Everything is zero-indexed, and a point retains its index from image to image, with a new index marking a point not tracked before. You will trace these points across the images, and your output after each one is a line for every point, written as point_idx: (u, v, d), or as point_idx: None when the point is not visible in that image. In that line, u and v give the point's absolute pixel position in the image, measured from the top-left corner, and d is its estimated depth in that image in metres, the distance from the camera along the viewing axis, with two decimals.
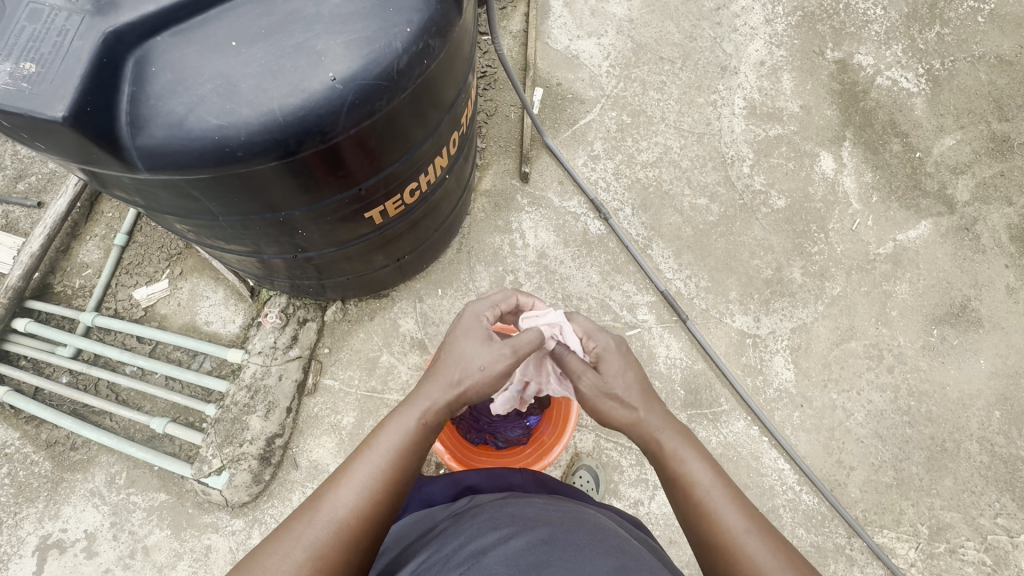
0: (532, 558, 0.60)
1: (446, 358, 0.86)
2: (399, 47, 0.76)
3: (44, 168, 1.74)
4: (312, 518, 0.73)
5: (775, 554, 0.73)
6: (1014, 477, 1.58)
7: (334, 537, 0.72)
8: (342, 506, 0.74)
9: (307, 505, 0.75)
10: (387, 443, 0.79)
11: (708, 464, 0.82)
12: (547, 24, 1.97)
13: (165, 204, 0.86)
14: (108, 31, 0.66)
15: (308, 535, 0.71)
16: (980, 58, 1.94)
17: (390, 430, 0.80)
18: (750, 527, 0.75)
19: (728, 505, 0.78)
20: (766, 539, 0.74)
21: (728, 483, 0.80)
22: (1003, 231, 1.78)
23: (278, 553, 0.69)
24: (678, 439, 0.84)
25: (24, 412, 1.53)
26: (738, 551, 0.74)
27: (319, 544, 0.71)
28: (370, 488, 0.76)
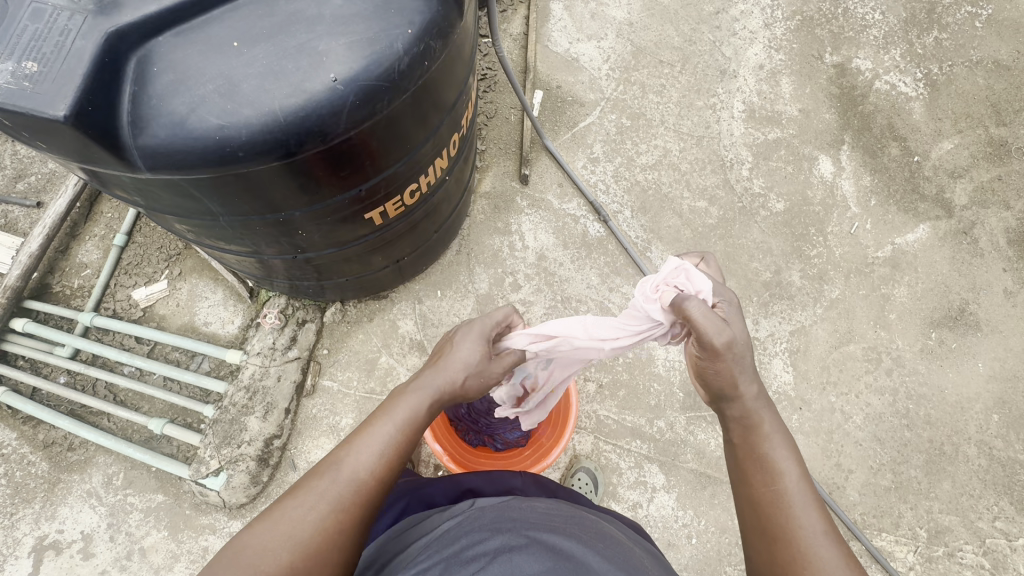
0: (538, 564, 0.60)
1: (448, 353, 0.88)
2: (400, 49, 0.76)
3: (43, 168, 1.74)
4: (335, 475, 0.73)
5: (844, 562, 0.71)
6: (1012, 481, 1.58)
7: (355, 494, 0.72)
8: (364, 466, 0.74)
9: (328, 461, 0.74)
10: (406, 409, 0.81)
11: (796, 457, 0.79)
12: (547, 27, 1.97)
13: (165, 204, 0.86)
14: (110, 30, 0.66)
15: (332, 490, 0.71)
16: (978, 63, 1.95)
17: (406, 400, 0.82)
18: (827, 531, 0.73)
19: (808, 503, 0.75)
20: (839, 547, 0.72)
21: (810, 481, 0.77)
22: (1001, 235, 1.78)
23: (303, 505, 0.70)
24: (772, 423, 0.81)
25: (22, 412, 1.53)
26: (808, 549, 0.72)
27: (341, 500, 0.71)
28: (390, 452, 0.77)
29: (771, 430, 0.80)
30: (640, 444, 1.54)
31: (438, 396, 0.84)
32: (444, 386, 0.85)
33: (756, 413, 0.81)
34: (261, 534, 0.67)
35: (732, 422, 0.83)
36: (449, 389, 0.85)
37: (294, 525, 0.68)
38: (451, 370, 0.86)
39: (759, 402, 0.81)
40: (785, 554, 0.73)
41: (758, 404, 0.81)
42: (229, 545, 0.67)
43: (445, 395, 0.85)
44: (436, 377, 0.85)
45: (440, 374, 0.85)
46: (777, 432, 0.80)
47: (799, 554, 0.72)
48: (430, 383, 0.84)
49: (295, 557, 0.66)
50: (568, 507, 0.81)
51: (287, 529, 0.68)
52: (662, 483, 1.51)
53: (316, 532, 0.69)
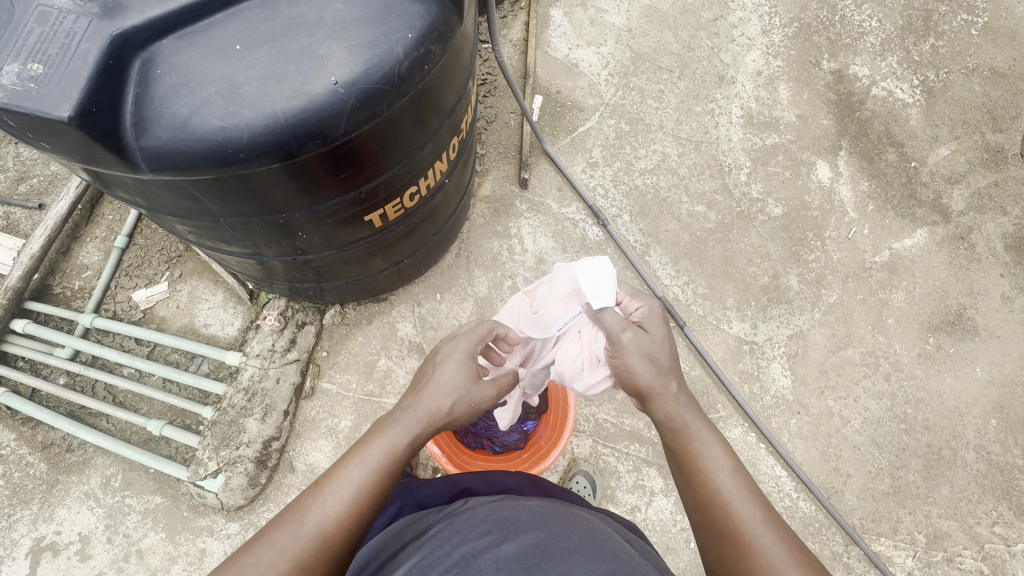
0: (527, 565, 0.60)
1: (430, 383, 0.85)
2: (400, 52, 0.77)
3: (46, 170, 1.75)
4: (296, 528, 0.71)
5: (789, 549, 0.71)
6: (1011, 486, 1.58)
7: (318, 549, 0.70)
8: (326, 518, 0.72)
9: (293, 510, 0.72)
10: (378, 452, 0.77)
11: (726, 451, 0.78)
12: (547, 33, 1.99)
13: (166, 205, 0.87)
14: (115, 33, 0.67)
15: (291, 546, 0.70)
16: (974, 70, 1.97)
17: (383, 440, 0.78)
18: (767, 520, 0.73)
19: (745, 496, 0.75)
20: (781, 533, 0.73)
21: (742, 470, 0.77)
22: (998, 241, 1.79)
23: (261, 562, 0.68)
24: (696, 422, 0.81)
25: (21, 413, 1.53)
26: (750, 540, 0.72)
27: (301, 556, 0.69)
28: (357, 501, 0.74)
29: (696, 427, 0.80)
30: (639, 447, 1.54)
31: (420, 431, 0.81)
32: (428, 420, 0.82)
33: (676, 413, 0.81)
34: None
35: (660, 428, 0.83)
36: (432, 421, 0.82)
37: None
38: (436, 400, 0.83)
39: (681, 401, 0.82)
40: (728, 550, 0.73)
41: (680, 404, 0.82)
42: None
43: (428, 430, 0.82)
44: (413, 413, 0.82)
45: (421, 406, 0.82)
46: (704, 427, 0.81)
47: (744, 549, 0.72)
48: (408, 420, 0.81)
49: None
50: (560, 506, 0.81)
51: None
52: (660, 487, 1.51)
53: None
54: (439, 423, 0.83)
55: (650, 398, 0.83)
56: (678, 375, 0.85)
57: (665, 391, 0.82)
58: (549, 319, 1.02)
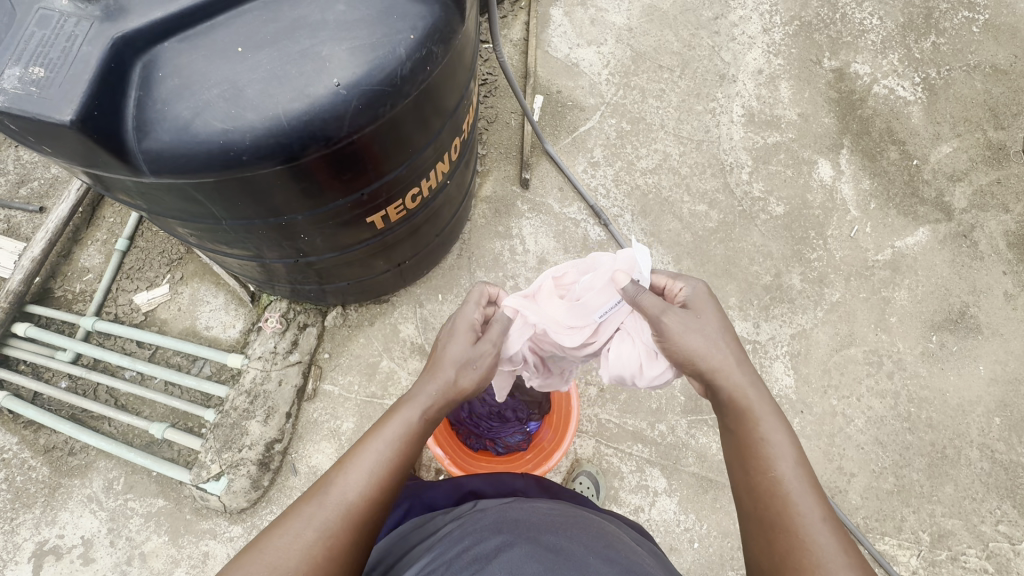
0: (540, 566, 0.60)
1: (440, 357, 0.88)
2: (402, 53, 0.77)
3: (46, 173, 1.75)
4: (322, 499, 0.70)
5: (845, 551, 0.69)
6: (1014, 484, 1.58)
7: (345, 519, 0.69)
8: (351, 488, 0.71)
9: (317, 486, 0.72)
10: (397, 425, 0.78)
11: (791, 442, 0.77)
12: (547, 32, 1.98)
13: (168, 208, 0.86)
14: (116, 36, 0.66)
15: (317, 515, 0.69)
16: (975, 67, 1.96)
17: (399, 414, 0.80)
18: (826, 518, 0.72)
19: (806, 488, 0.73)
20: (837, 531, 0.71)
21: (806, 462, 0.76)
22: (1001, 238, 1.79)
23: (289, 533, 0.67)
24: (764, 408, 0.79)
25: (23, 416, 1.53)
26: (803, 534, 0.70)
27: (329, 525, 0.68)
28: (381, 471, 0.73)
29: (761, 412, 0.79)
30: (642, 447, 1.54)
31: (435, 402, 0.82)
32: (441, 390, 0.83)
33: (741, 393, 0.80)
34: (249, 562, 0.65)
35: (722, 408, 0.82)
36: (447, 392, 0.84)
37: (279, 554, 0.66)
38: (449, 372, 0.85)
39: (747, 386, 0.81)
40: (778, 539, 0.72)
41: (746, 383, 0.81)
42: None
43: (442, 401, 0.83)
44: (427, 386, 0.83)
45: (434, 380, 0.84)
46: (772, 415, 0.79)
47: (795, 540, 0.71)
48: (421, 395, 0.82)
49: None
50: (570, 508, 0.81)
51: (273, 558, 0.65)
52: (664, 487, 1.51)
53: (303, 560, 0.66)
54: (455, 396, 0.85)
55: (713, 375, 0.82)
56: (744, 360, 0.84)
57: (729, 368, 0.82)
58: (592, 306, 0.98)
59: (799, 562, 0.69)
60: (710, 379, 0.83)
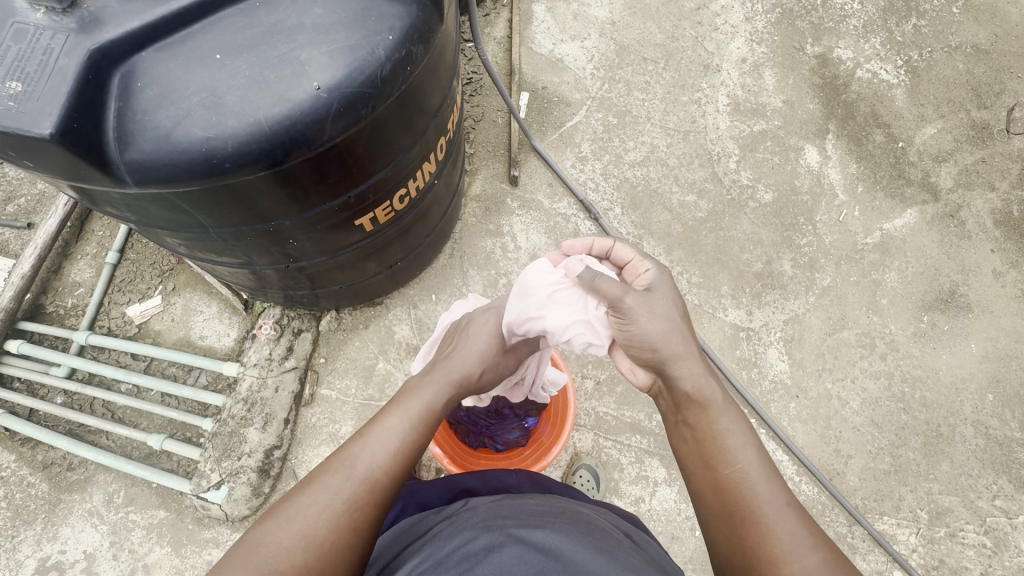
0: (528, 564, 0.60)
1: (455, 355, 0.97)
2: (382, 55, 0.77)
3: (32, 189, 1.74)
4: (350, 471, 0.74)
5: (809, 533, 0.72)
6: (1010, 459, 1.59)
7: (367, 491, 0.73)
8: (376, 462, 0.75)
9: (345, 456, 0.76)
10: (419, 404, 0.85)
11: (750, 431, 0.78)
12: (531, 29, 1.98)
13: (155, 218, 0.86)
14: (93, 47, 0.66)
15: (347, 485, 0.73)
16: (957, 48, 1.98)
17: (418, 397, 0.86)
18: (787, 504, 0.74)
19: (768, 479, 0.75)
20: (798, 517, 0.73)
21: (764, 451, 0.77)
22: (988, 217, 1.81)
23: (315, 503, 0.70)
24: (718, 398, 0.80)
25: (19, 434, 1.53)
26: (770, 525, 0.72)
27: (357, 495, 0.72)
28: (403, 444, 0.79)
29: (718, 401, 0.80)
30: (641, 438, 1.55)
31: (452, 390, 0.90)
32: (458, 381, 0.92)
33: (695, 382, 0.80)
34: (275, 534, 0.67)
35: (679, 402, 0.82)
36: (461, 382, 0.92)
37: (304, 525, 0.68)
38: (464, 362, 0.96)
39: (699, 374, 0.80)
40: (744, 533, 0.73)
41: (701, 373, 0.81)
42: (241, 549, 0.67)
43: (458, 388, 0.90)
44: (446, 374, 0.92)
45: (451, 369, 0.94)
46: (726, 404, 0.80)
47: (762, 530, 0.72)
48: (443, 379, 0.90)
49: (303, 560, 0.66)
50: (561, 503, 0.81)
51: (296, 529, 0.68)
52: (663, 477, 1.52)
53: (328, 528, 0.69)
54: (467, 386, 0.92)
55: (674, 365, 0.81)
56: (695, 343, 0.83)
57: (685, 355, 0.81)
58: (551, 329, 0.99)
59: (768, 550, 0.71)
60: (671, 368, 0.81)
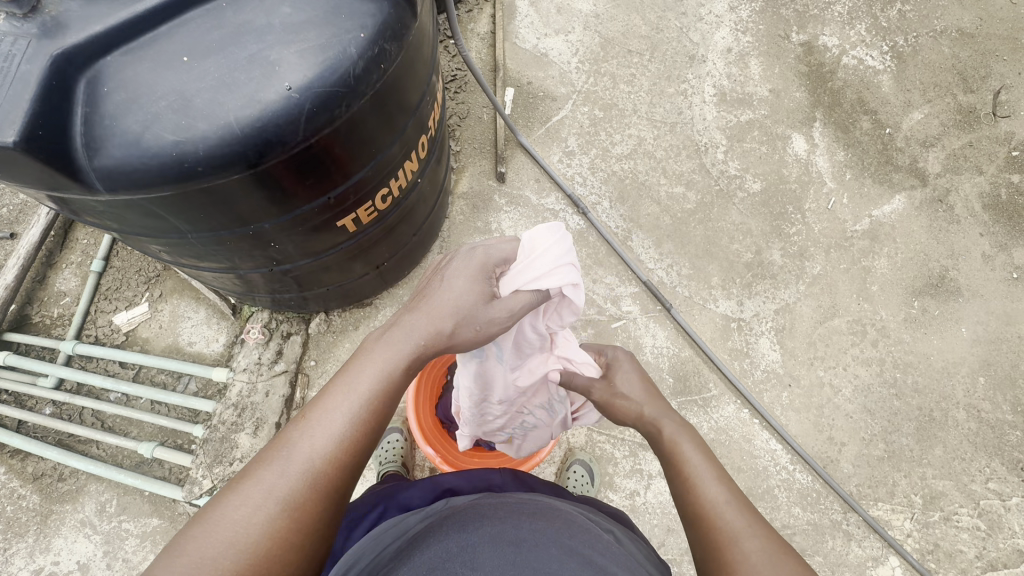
0: (503, 561, 0.60)
1: (431, 298, 0.83)
2: (354, 53, 0.77)
3: (14, 199, 1.72)
4: (287, 463, 0.67)
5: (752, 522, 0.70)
6: (1002, 442, 1.60)
7: (309, 479, 0.67)
8: (319, 451, 0.69)
9: (283, 446, 0.68)
10: (371, 377, 0.76)
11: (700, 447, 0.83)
12: (514, 24, 1.97)
13: (132, 225, 0.85)
14: (56, 53, 0.65)
15: (284, 481, 0.66)
16: (942, 33, 1.97)
17: (373, 367, 0.77)
18: (731, 499, 0.74)
19: (714, 477, 0.77)
20: (745, 510, 0.72)
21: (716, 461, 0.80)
22: (976, 201, 1.81)
23: (249, 503, 0.64)
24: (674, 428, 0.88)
25: (8, 446, 1.51)
26: (712, 517, 0.72)
27: (295, 493, 0.66)
28: (353, 430, 0.72)
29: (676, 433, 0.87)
30: (634, 432, 1.55)
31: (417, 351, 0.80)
32: (426, 339, 0.81)
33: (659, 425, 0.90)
34: (203, 538, 0.60)
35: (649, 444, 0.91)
36: (430, 341, 0.81)
37: (238, 528, 0.62)
38: (433, 310, 0.82)
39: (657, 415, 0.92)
40: (699, 532, 0.72)
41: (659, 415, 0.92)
42: (165, 551, 0.60)
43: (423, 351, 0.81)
44: (414, 333, 0.81)
45: (408, 324, 0.82)
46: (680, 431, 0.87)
47: (708, 524, 0.72)
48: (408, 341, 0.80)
49: (239, 564, 0.60)
50: (543, 500, 0.81)
51: (233, 531, 0.62)
52: (658, 470, 1.52)
53: (265, 533, 0.62)
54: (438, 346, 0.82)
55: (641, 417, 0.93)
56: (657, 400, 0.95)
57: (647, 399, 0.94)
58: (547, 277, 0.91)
59: (713, 539, 0.70)
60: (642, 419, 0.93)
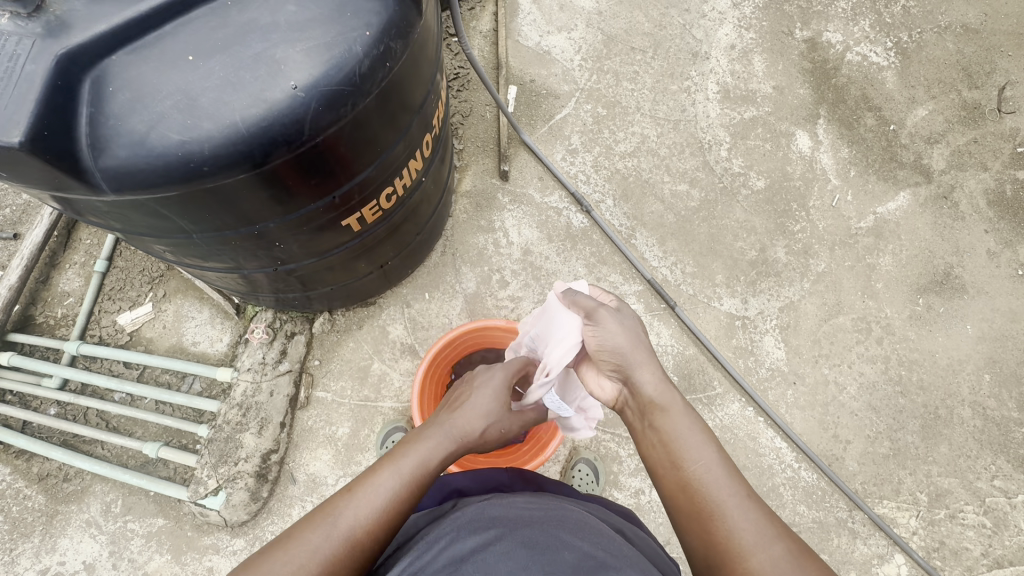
0: (517, 566, 0.60)
1: (465, 406, 0.92)
2: (359, 51, 0.76)
3: (17, 199, 1.72)
4: (330, 530, 0.70)
5: (769, 522, 0.71)
6: (1008, 439, 1.60)
7: (347, 553, 0.69)
8: (361, 521, 0.72)
9: (325, 511, 0.71)
10: (412, 461, 0.80)
11: (705, 431, 0.79)
12: (517, 22, 1.96)
13: (137, 225, 0.85)
14: (61, 52, 0.65)
15: (325, 546, 0.68)
16: (946, 28, 1.96)
17: (415, 454, 0.81)
18: (745, 499, 0.73)
19: (726, 473, 0.75)
20: (760, 510, 0.72)
21: (722, 448, 0.78)
22: (981, 197, 1.80)
23: (292, 563, 0.66)
24: (675, 403, 0.81)
25: (13, 446, 1.51)
26: (728, 520, 0.71)
27: (333, 559, 0.68)
28: (390, 506, 0.74)
29: (675, 410, 0.81)
30: None
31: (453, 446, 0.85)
32: (460, 437, 0.87)
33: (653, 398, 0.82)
34: None
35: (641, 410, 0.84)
36: (461, 440, 0.87)
37: None
38: (467, 416, 0.90)
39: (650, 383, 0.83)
40: (712, 534, 0.72)
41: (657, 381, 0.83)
42: None
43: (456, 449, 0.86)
44: (451, 430, 0.87)
45: (451, 424, 0.88)
46: (678, 407, 0.81)
47: (723, 529, 0.71)
48: (442, 435, 0.85)
49: None
50: (552, 501, 0.80)
51: None
52: None
53: None
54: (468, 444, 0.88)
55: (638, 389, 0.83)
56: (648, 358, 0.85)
57: (643, 365, 0.84)
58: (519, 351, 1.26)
59: (729, 546, 0.70)
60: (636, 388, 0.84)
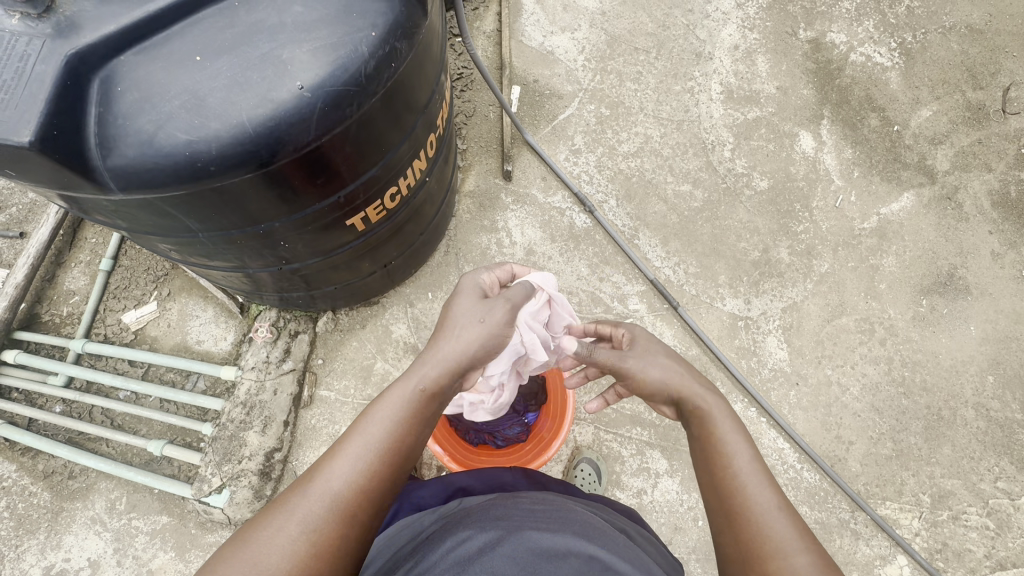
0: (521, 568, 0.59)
1: (445, 325, 0.87)
2: (365, 52, 0.77)
3: (23, 198, 1.73)
4: (308, 490, 0.68)
5: (801, 538, 0.70)
6: (1011, 441, 1.59)
7: (333, 509, 0.67)
8: (338, 478, 0.69)
9: (307, 475, 0.70)
10: (391, 403, 0.77)
11: (747, 441, 0.80)
12: (520, 22, 1.97)
13: (144, 224, 0.85)
14: (71, 52, 0.65)
15: (308, 509, 0.66)
16: (951, 29, 1.96)
17: (393, 394, 0.78)
18: (780, 508, 0.72)
19: (764, 481, 0.75)
20: (795, 524, 0.71)
21: (761, 460, 0.78)
22: (985, 198, 1.80)
23: (271, 526, 0.65)
24: (720, 410, 0.84)
25: (19, 444, 1.52)
26: (760, 524, 0.71)
27: (313, 518, 0.66)
28: (369, 454, 0.72)
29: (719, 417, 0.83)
30: (641, 430, 1.54)
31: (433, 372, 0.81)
32: (441, 362, 0.82)
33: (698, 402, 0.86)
34: (232, 559, 0.63)
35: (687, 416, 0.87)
36: (443, 364, 0.82)
37: (261, 553, 0.63)
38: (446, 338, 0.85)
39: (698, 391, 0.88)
40: (742, 536, 0.72)
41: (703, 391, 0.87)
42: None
43: (438, 372, 0.81)
44: (430, 359, 0.82)
45: (434, 352, 0.83)
46: (722, 414, 0.84)
47: (754, 531, 0.71)
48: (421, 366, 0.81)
49: None
50: (557, 501, 0.80)
51: (255, 555, 0.63)
52: (665, 469, 1.51)
53: (286, 558, 0.63)
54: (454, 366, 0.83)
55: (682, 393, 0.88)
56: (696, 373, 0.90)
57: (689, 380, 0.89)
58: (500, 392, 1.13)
59: (759, 548, 0.70)
60: (678, 396, 0.88)
